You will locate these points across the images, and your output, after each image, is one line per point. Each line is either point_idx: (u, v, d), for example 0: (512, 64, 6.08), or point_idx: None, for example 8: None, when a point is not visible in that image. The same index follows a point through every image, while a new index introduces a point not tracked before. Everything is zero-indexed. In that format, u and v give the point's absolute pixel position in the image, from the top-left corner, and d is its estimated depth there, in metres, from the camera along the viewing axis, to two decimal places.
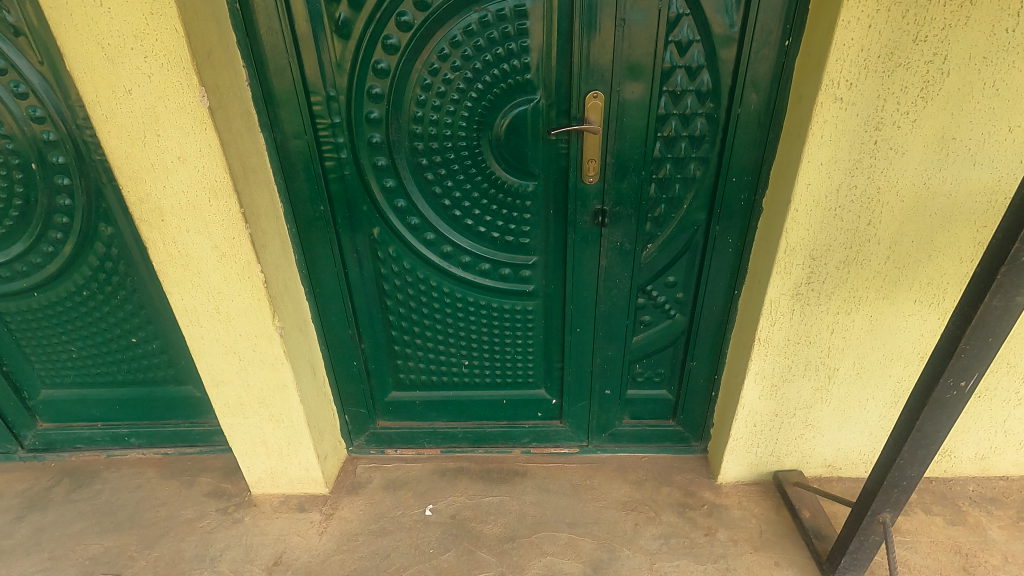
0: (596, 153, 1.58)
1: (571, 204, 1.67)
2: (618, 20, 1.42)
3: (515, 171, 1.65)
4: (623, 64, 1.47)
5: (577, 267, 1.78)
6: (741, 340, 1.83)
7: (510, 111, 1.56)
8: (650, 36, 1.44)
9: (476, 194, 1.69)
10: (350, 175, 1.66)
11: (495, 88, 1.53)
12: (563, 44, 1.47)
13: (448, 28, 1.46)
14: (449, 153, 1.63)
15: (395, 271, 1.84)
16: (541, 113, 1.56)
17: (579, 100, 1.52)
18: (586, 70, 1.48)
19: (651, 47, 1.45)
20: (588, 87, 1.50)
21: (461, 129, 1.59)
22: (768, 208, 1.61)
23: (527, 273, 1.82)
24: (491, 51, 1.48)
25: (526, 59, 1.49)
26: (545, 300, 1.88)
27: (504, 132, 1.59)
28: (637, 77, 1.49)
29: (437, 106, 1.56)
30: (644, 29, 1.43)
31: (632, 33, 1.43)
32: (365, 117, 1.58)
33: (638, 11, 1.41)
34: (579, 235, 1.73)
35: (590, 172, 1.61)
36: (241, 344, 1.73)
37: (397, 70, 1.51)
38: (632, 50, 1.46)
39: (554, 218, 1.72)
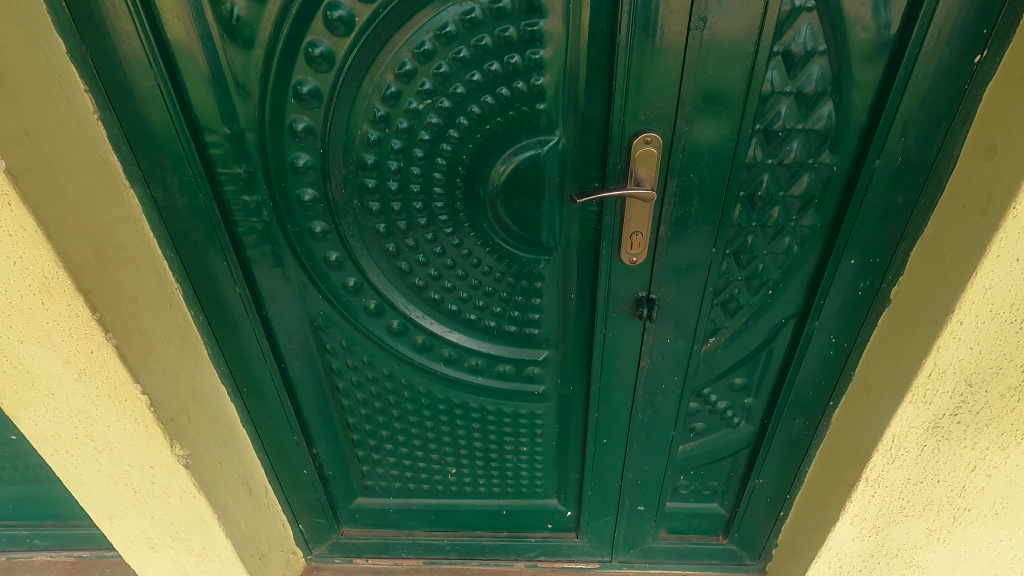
0: (644, 223, 1.03)
1: (603, 289, 1.13)
2: (693, 21, 0.85)
3: (519, 243, 1.10)
4: (696, 90, 0.91)
5: (607, 368, 1.26)
6: (834, 466, 1.31)
7: (512, 157, 1.01)
8: (746, 46, 0.87)
9: (461, 271, 1.15)
10: (276, 245, 1.13)
11: (487, 124, 0.98)
12: (598, 57, 0.90)
13: (413, 29, 0.90)
14: (420, 218, 1.08)
15: (351, 364, 1.32)
16: (560, 162, 1.00)
17: (621, 145, 0.96)
18: (636, 99, 0.91)
19: (745, 63, 0.88)
20: (637, 127, 0.94)
21: (438, 184, 1.04)
22: (902, 304, 1.07)
23: (534, 371, 1.30)
24: (482, 66, 0.92)
25: (538, 80, 0.93)
26: (559, 402, 1.36)
27: (502, 187, 1.04)
28: (715, 109, 0.92)
29: (400, 148, 1.01)
30: (736, 35, 0.86)
31: (715, 40, 0.87)
32: (291, 164, 1.03)
33: (729, 6, 0.84)
34: (612, 329, 1.19)
35: (633, 249, 1.06)
36: (133, 474, 1.23)
37: (335, 96, 0.96)
38: (712, 67, 0.89)
39: (577, 304, 1.19)
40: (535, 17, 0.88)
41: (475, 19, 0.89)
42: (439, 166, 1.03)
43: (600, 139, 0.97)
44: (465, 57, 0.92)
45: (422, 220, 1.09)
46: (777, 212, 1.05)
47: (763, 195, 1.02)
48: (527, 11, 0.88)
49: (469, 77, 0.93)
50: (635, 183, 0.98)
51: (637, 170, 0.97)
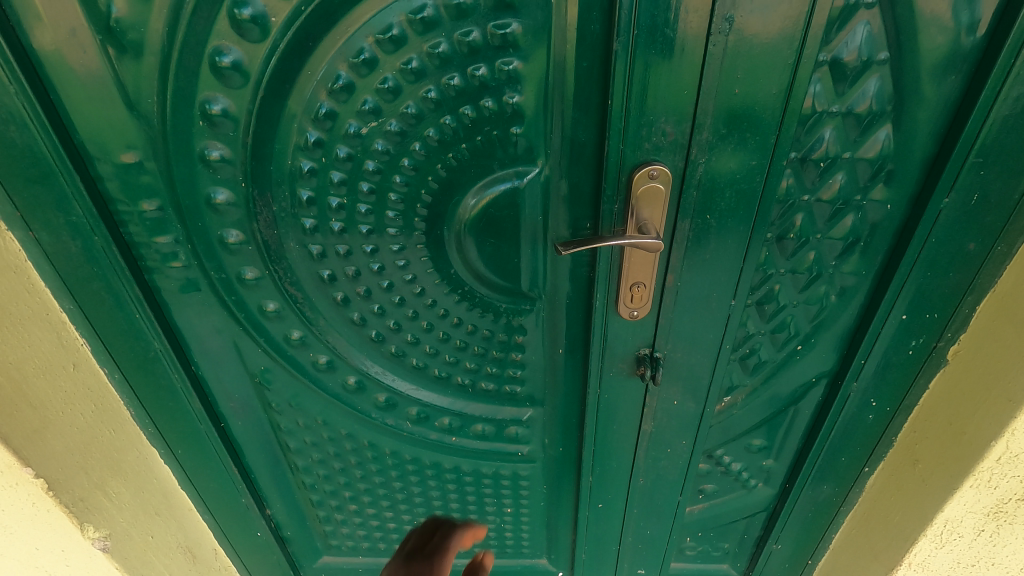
0: (648, 273, 0.83)
1: (597, 346, 0.93)
2: (717, 22, 0.64)
3: (495, 291, 0.91)
4: (718, 112, 0.70)
5: (603, 431, 1.06)
6: (870, 543, 1.12)
7: (483, 192, 0.80)
8: (785, 56, 0.66)
9: (426, 323, 0.96)
10: (201, 294, 0.93)
11: (450, 152, 0.77)
12: (590, 69, 0.69)
13: (348, 32, 0.68)
14: (373, 263, 0.88)
15: (303, 423, 1.12)
16: (544, 199, 0.80)
17: (619, 180, 0.75)
18: (639, 123, 0.70)
19: (782, 78, 0.67)
20: (640, 158, 0.73)
21: (392, 224, 0.84)
22: (965, 370, 0.87)
23: (517, 431, 1.11)
24: (439, 80, 0.71)
25: (513, 97, 0.72)
26: (548, 464, 1.17)
27: (472, 227, 0.83)
28: (741, 136, 0.71)
29: (341, 182, 0.80)
30: (773, 40, 0.65)
31: (746, 47, 0.65)
32: (207, 200, 0.82)
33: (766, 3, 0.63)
34: (608, 388, 1.00)
35: (634, 303, 0.86)
36: (42, 559, 1.04)
37: (254, 117, 0.75)
38: (740, 83, 0.68)
39: (566, 361, 0.99)
40: (507, 16, 0.66)
41: (428, 19, 0.67)
42: (392, 203, 0.82)
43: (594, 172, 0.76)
44: (417, 68, 0.70)
45: (375, 266, 0.88)
46: (813, 257, 0.84)
47: (797, 238, 0.82)
48: (498, 9, 0.66)
49: (424, 94, 0.72)
50: (637, 228, 0.78)
51: (640, 211, 0.77)
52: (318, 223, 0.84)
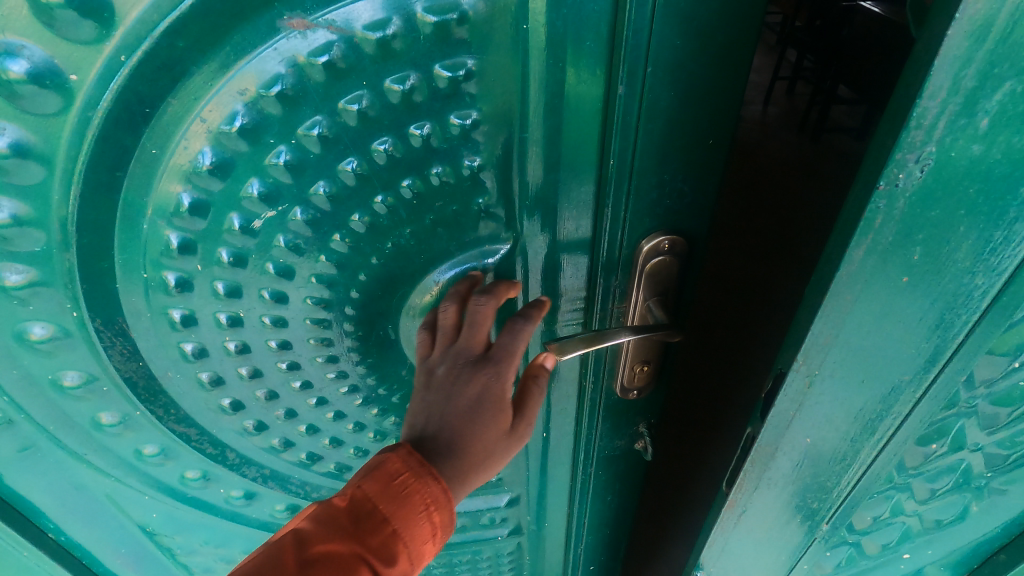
0: (654, 351, 0.67)
1: (590, 426, 0.77)
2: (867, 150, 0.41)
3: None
4: (855, 321, 0.47)
5: (597, 504, 0.92)
6: None
7: (446, 273, 0.58)
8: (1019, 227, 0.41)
9: (374, 435, 0.74)
10: (41, 449, 0.65)
11: (390, 239, 0.55)
12: (581, 121, 0.49)
13: (208, 92, 0.43)
14: (294, 381, 0.64)
15: (220, 560, 0.87)
16: (514, 277, 0.60)
17: (620, 255, 0.58)
18: (650, 184, 0.53)
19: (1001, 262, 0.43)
20: (645, 224, 0.56)
21: (314, 334, 0.60)
22: None
23: (496, 517, 0.93)
24: (366, 149, 0.49)
25: (470, 162, 0.51)
26: (530, 543, 1.00)
27: (432, 320, 0.61)
28: (882, 343, 0.48)
29: (232, 293, 0.55)
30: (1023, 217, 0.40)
31: (944, 212, 0.40)
32: (17, 338, 0.54)
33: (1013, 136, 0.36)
34: (601, 464, 0.84)
35: (635, 380, 0.70)
36: None
37: (72, 222, 0.48)
38: (914, 266, 0.43)
39: (554, 446, 0.81)
40: (456, 52, 0.45)
41: (338, 65, 0.44)
42: (310, 310, 0.58)
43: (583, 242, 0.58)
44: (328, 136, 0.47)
45: (296, 384, 0.64)
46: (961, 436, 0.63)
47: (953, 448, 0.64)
48: (446, 42, 0.44)
49: (342, 170, 0.49)
50: (646, 309, 0.61)
51: (642, 286, 0.60)
52: (206, 347, 0.59)
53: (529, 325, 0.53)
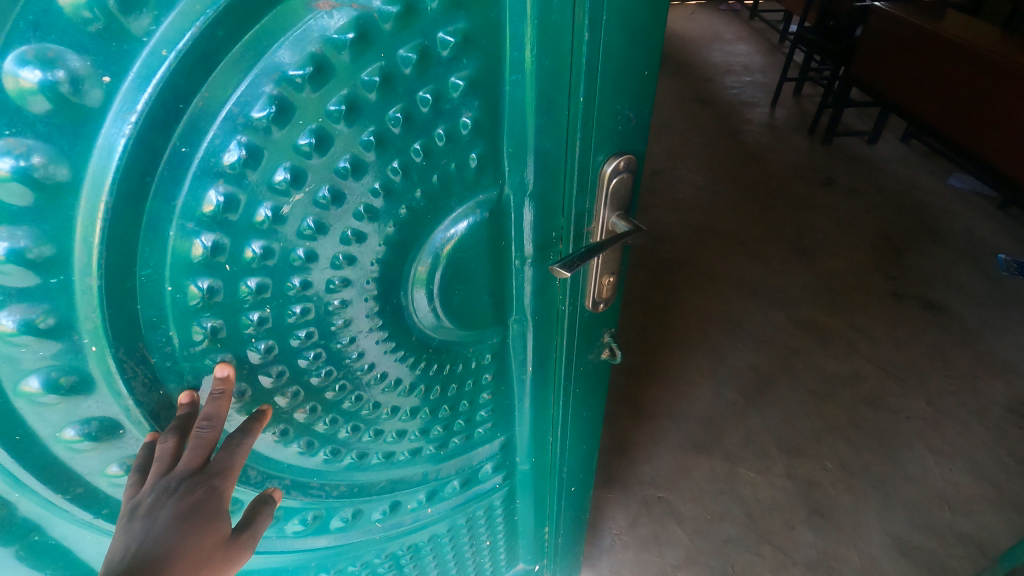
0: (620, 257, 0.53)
1: (568, 350, 0.60)
2: None
3: (457, 345, 0.54)
4: None
5: (585, 459, 0.79)
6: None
7: (451, 230, 0.45)
8: None
9: (372, 460, 0.58)
10: None
11: (400, 242, 0.43)
12: (556, 70, 0.40)
13: (231, 88, 0.31)
14: (328, 410, 0.49)
15: None
16: (508, 231, 0.49)
17: (581, 190, 0.47)
18: (608, 114, 0.43)
19: None
20: (599, 142, 0.45)
21: (312, 372, 0.45)
22: None
23: (497, 499, 0.76)
24: (378, 130, 0.37)
25: (467, 121, 0.41)
26: (539, 517, 0.84)
27: (439, 302, 0.48)
28: None
29: (263, 331, 0.40)
30: None
31: None
32: (30, 446, 0.36)
33: None
34: (580, 407, 0.69)
35: (602, 292, 0.55)
36: None
37: (89, 275, 0.32)
38: None
39: (545, 389, 0.65)
40: (452, 15, 0.36)
41: (360, 42, 0.33)
42: (336, 324, 0.44)
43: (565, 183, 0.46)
44: (349, 109, 0.35)
45: (323, 422, 0.49)
46: None
47: None
48: (450, 9, 0.35)
49: (338, 170, 0.37)
50: (612, 226, 0.49)
51: (606, 202, 0.48)
52: (247, 390, 0.42)
53: (251, 437, 0.41)
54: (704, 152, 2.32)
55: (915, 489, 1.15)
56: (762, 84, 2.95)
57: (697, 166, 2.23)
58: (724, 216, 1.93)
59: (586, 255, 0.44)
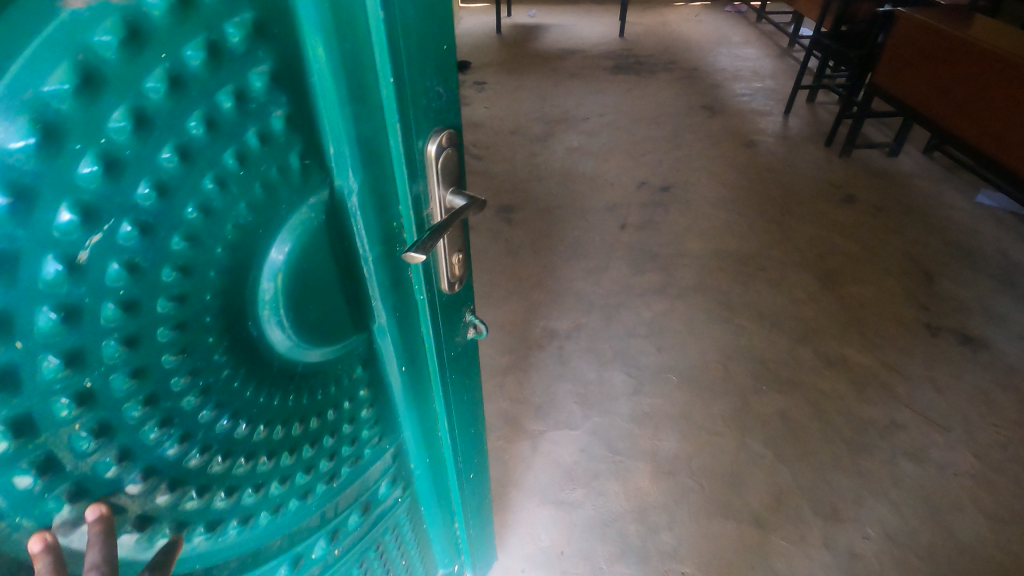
0: (461, 231, 0.47)
1: (438, 335, 0.52)
2: None
3: (326, 372, 0.43)
4: None
5: (476, 436, 0.70)
6: None
7: (290, 241, 0.35)
8: None
9: (263, 520, 0.44)
10: None
11: (236, 254, 0.33)
12: (357, 53, 0.32)
13: None
14: (209, 479, 0.37)
15: None
16: (351, 236, 0.40)
17: (411, 176, 0.39)
18: (420, 82, 0.36)
19: None
20: (416, 118, 0.37)
21: (162, 446, 0.33)
22: None
23: (407, 512, 0.65)
24: (170, 127, 0.26)
25: (280, 115, 0.32)
26: (448, 516, 0.75)
27: (295, 328, 0.38)
28: None
29: (90, 410, 0.28)
30: None
31: None
32: None
33: None
34: (461, 394, 0.62)
35: (454, 274, 0.48)
36: None
37: None
38: None
39: (424, 381, 0.55)
40: (233, 2, 0.27)
41: (131, 44, 0.23)
42: (182, 380, 0.33)
43: (392, 173, 0.38)
44: (139, 124, 0.25)
45: (192, 498, 0.36)
46: None
47: None
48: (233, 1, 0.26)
49: (141, 199, 0.26)
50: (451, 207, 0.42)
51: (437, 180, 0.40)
52: (86, 485, 0.30)
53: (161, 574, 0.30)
54: (716, 166, 2.19)
55: (969, 563, 1.01)
56: (774, 91, 2.81)
57: (709, 180, 2.10)
58: (740, 238, 1.80)
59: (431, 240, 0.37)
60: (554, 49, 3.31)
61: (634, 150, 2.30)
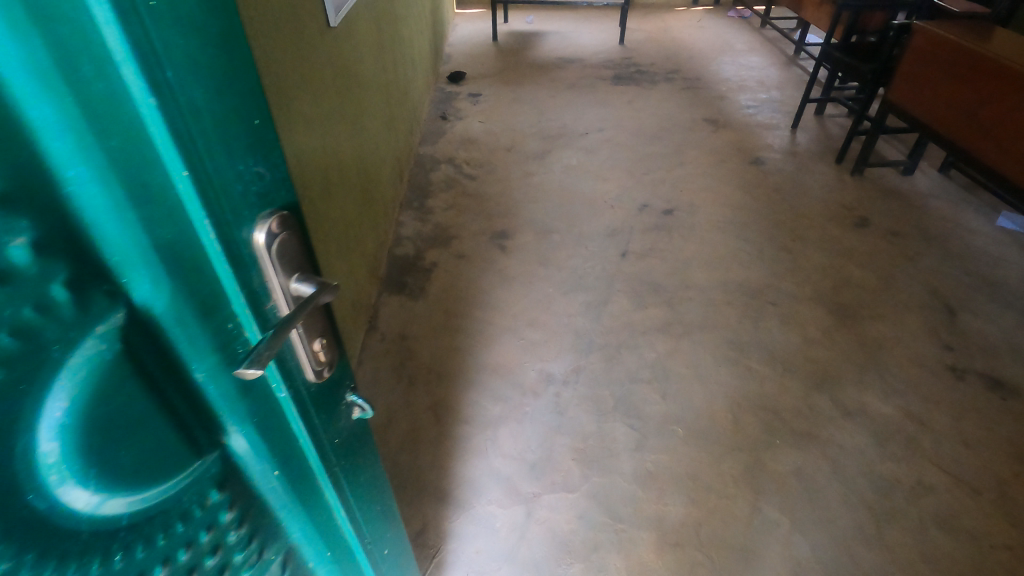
0: (324, 314, 0.39)
1: (323, 430, 0.43)
2: None
3: (173, 515, 0.34)
4: None
5: (387, 509, 0.62)
6: None
7: (79, 379, 0.26)
8: None
9: None
10: None
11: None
12: (127, 154, 0.25)
13: None
14: None
15: None
16: (173, 354, 0.32)
17: (239, 275, 0.31)
18: (229, 165, 0.28)
19: None
20: (234, 205, 0.29)
21: None
22: None
23: None
24: None
25: (31, 244, 0.23)
26: None
27: (105, 477, 0.29)
28: None
29: None
30: None
31: None
32: None
33: None
34: (359, 477, 0.53)
35: (326, 362, 0.40)
36: None
37: None
38: None
39: (316, 485, 0.46)
40: None
41: None
42: None
43: (213, 275, 0.30)
44: None
45: None
46: None
47: None
48: None
49: None
50: (300, 294, 0.34)
51: (279, 270, 0.33)
52: None
53: None
54: (721, 185, 2.08)
55: None
56: (779, 103, 2.70)
57: (713, 202, 1.99)
58: (749, 267, 1.70)
59: (275, 340, 0.31)
60: (552, 59, 3.20)
61: (635, 168, 2.20)
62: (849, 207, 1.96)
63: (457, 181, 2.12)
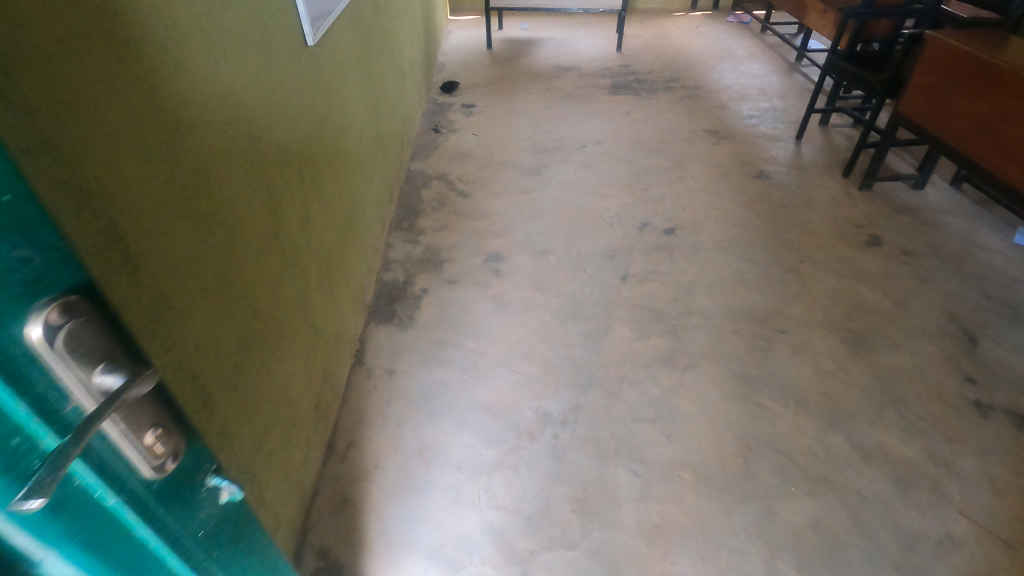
0: (147, 402, 0.38)
1: (164, 520, 0.42)
2: None
3: None
4: None
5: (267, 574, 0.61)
6: None
7: None
8: None
9: None
10: None
11: None
12: None
13: None
14: None
15: None
16: None
17: (29, 382, 0.30)
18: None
19: None
20: (0, 303, 0.28)
21: None
22: None
23: None
24: None
25: None
26: None
27: None
28: None
29: None
30: None
31: None
32: None
33: None
34: (223, 555, 0.51)
35: (158, 450, 0.39)
36: None
37: None
38: None
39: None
40: None
41: None
42: None
43: None
44: None
45: None
46: None
47: None
48: None
49: None
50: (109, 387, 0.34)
51: (77, 365, 0.32)
52: None
53: None
54: (725, 201, 2.00)
55: None
56: (781, 112, 2.62)
57: (716, 219, 1.91)
58: (756, 292, 1.61)
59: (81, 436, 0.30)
60: (548, 66, 3.12)
61: (634, 183, 2.11)
62: (857, 224, 1.88)
63: (449, 199, 2.03)
